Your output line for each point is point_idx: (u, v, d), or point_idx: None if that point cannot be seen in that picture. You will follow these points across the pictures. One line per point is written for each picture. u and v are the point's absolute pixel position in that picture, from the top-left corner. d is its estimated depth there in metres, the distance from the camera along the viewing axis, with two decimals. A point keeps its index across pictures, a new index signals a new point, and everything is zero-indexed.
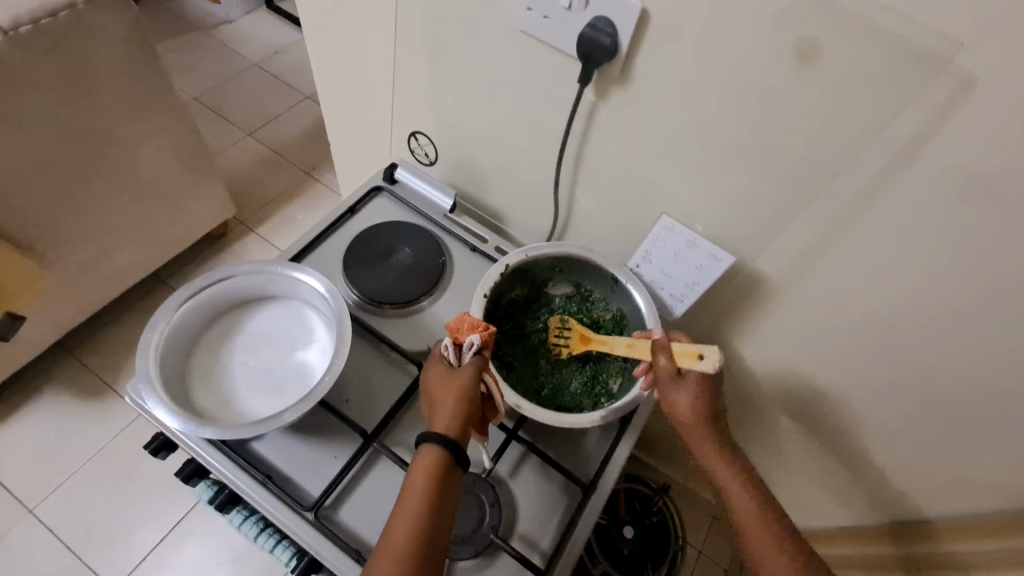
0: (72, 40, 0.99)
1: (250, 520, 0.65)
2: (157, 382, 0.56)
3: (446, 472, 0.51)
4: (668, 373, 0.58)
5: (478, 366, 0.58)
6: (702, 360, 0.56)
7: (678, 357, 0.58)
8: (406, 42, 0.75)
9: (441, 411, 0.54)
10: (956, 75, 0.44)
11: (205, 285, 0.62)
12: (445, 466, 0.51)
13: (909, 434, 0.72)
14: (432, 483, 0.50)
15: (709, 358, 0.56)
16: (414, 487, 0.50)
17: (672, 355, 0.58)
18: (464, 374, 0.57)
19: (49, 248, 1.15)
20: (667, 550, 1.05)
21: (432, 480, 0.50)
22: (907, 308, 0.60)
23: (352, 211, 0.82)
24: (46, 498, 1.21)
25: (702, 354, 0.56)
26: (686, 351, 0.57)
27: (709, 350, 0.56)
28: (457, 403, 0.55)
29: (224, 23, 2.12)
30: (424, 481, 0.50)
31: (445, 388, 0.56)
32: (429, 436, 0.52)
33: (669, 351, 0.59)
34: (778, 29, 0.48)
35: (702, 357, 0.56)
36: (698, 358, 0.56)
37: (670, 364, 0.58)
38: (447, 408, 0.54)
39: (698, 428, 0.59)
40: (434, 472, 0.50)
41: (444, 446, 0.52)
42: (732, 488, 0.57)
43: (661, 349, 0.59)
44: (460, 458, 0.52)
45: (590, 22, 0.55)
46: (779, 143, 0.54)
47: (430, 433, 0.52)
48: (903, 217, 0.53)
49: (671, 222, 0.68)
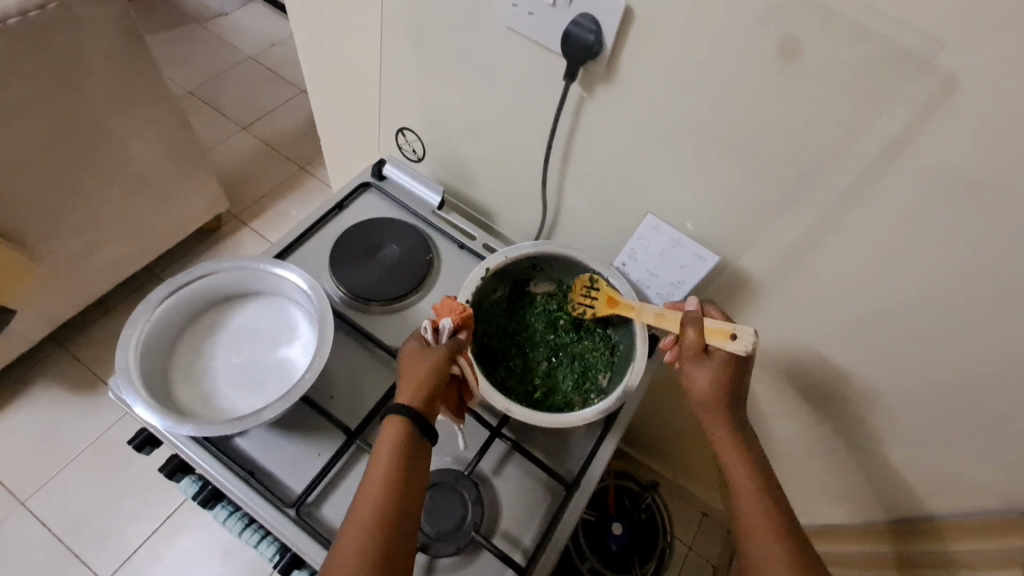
0: (61, 32, 0.98)
1: (236, 515, 0.65)
2: (137, 379, 0.55)
3: (412, 445, 0.52)
4: (693, 348, 0.58)
5: (452, 346, 0.58)
6: (736, 340, 0.56)
7: (709, 334, 0.58)
8: (393, 36, 0.75)
9: (409, 384, 0.55)
10: (940, 75, 0.43)
11: (186, 282, 0.62)
12: (410, 438, 0.52)
13: (894, 434, 0.73)
14: (398, 455, 0.50)
15: (743, 338, 0.55)
16: (380, 458, 0.50)
17: (702, 331, 0.58)
18: (437, 352, 0.57)
19: (39, 241, 1.14)
20: (655, 546, 1.05)
21: (399, 453, 0.51)
22: (890, 308, 0.60)
23: (340, 206, 0.82)
24: (38, 491, 1.21)
25: (736, 334, 0.56)
26: (719, 330, 0.57)
27: (743, 331, 0.56)
28: (426, 379, 0.55)
29: (219, 15, 2.10)
30: (389, 453, 0.51)
31: (415, 364, 0.56)
32: (396, 410, 0.53)
33: (699, 326, 0.58)
34: (759, 30, 0.48)
35: (735, 336, 0.56)
36: (730, 337, 0.56)
37: (698, 339, 0.58)
38: (416, 381, 0.55)
39: (717, 410, 0.57)
40: (401, 444, 0.51)
41: (409, 419, 0.52)
42: (743, 488, 0.53)
43: (693, 322, 0.58)
44: (427, 432, 0.53)
45: (575, 19, 0.55)
46: (764, 142, 0.54)
47: (397, 405, 0.53)
48: (886, 218, 0.53)
49: (656, 221, 0.68)
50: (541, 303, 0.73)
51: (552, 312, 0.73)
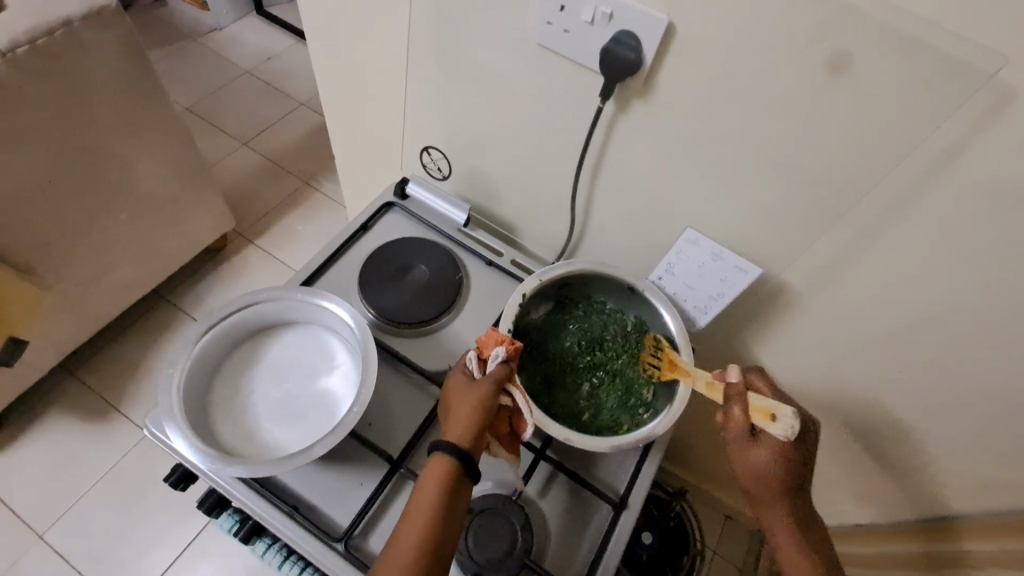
0: (69, 59, 0.97)
1: (275, 548, 0.65)
2: (181, 419, 0.54)
3: (456, 483, 0.52)
4: (740, 427, 0.56)
5: (499, 378, 0.58)
6: (776, 422, 0.53)
7: (753, 412, 0.55)
8: (417, 55, 0.73)
9: (456, 418, 0.55)
10: (998, 86, 0.43)
11: (224, 315, 0.61)
12: (456, 476, 0.52)
13: (937, 442, 0.71)
14: (441, 492, 0.51)
15: (782, 422, 0.53)
16: (423, 495, 0.51)
17: (747, 409, 0.56)
18: (486, 384, 0.58)
19: (49, 269, 1.12)
20: (684, 555, 1.05)
21: (442, 488, 0.51)
22: (932, 318, 0.59)
23: (364, 229, 0.80)
24: (56, 523, 1.19)
25: (775, 415, 0.53)
26: (760, 409, 0.55)
27: (783, 411, 0.53)
28: (473, 414, 0.55)
29: (214, 31, 2.08)
30: (433, 491, 0.51)
31: (462, 397, 0.57)
32: (442, 444, 0.53)
33: (743, 402, 0.56)
34: (810, 45, 0.47)
35: (776, 418, 0.53)
36: (771, 418, 0.54)
37: (744, 418, 0.56)
38: (463, 415, 0.55)
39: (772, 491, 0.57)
40: (446, 480, 0.52)
41: (456, 455, 0.53)
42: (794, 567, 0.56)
43: (737, 398, 0.57)
44: (471, 469, 0.53)
45: (614, 35, 0.54)
46: (810, 155, 0.53)
47: (443, 441, 0.54)
48: (934, 228, 0.52)
49: (695, 235, 0.67)
50: (577, 322, 0.72)
51: (589, 329, 0.72)
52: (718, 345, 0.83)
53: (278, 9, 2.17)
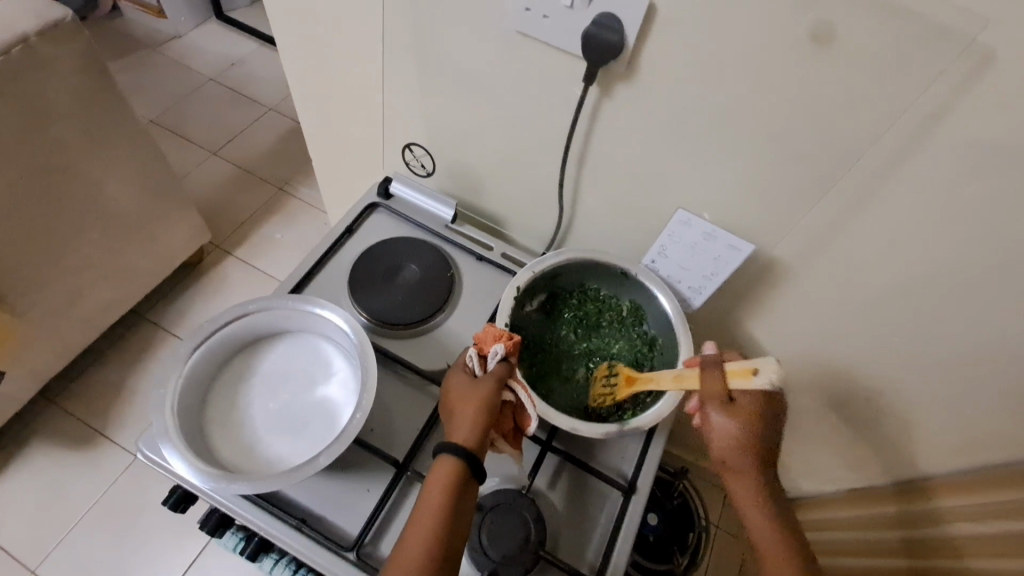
0: (25, 75, 0.92)
1: (282, 563, 0.63)
2: (178, 439, 0.53)
3: (463, 484, 0.51)
4: (716, 396, 0.54)
5: (500, 375, 0.57)
6: (758, 376, 0.50)
7: (730, 376, 0.53)
8: (393, 50, 0.72)
9: (461, 420, 0.54)
10: (978, 50, 0.43)
11: (214, 329, 0.59)
12: (462, 477, 0.51)
13: (928, 402, 0.73)
14: (448, 494, 0.50)
15: (764, 375, 0.50)
16: (429, 499, 0.50)
17: (724, 375, 0.53)
18: (487, 383, 0.57)
19: (20, 296, 1.07)
20: (690, 532, 1.07)
21: (449, 492, 0.50)
22: (919, 283, 0.60)
23: (349, 231, 0.79)
24: (48, 556, 1.15)
25: (757, 369, 0.50)
26: (739, 368, 0.51)
27: (765, 365, 0.50)
28: (476, 414, 0.55)
29: (172, 38, 2.01)
30: (440, 494, 0.50)
31: (464, 397, 0.56)
32: (446, 447, 0.53)
33: (721, 370, 0.54)
34: (793, 19, 0.47)
35: (757, 373, 0.50)
36: (752, 375, 0.50)
37: (721, 385, 0.53)
38: (466, 416, 0.54)
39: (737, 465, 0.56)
40: (452, 483, 0.51)
41: (461, 457, 0.52)
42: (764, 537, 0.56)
43: (713, 366, 0.54)
44: (477, 469, 0.52)
45: (596, 19, 0.54)
46: (796, 129, 0.53)
47: (447, 442, 0.53)
48: (920, 194, 0.53)
49: (687, 216, 0.67)
50: (571, 311, 0.72)
51: (584, 318, 0.72)
52: (711, 323, 0.84)
53: (239, 13, 2.11)
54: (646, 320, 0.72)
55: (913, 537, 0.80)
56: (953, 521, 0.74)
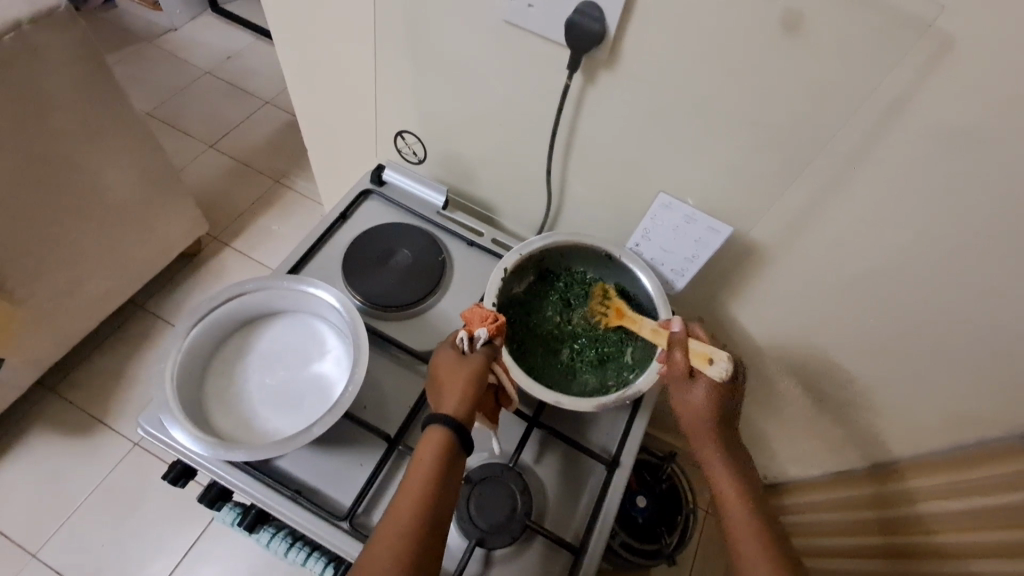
0: (21, 64, 0.93)
1: (279, 537, 0.65)
2: (178, 412, 0.55)
3: (452, 454, 0.54)
4: (680, 370, 0.60)
5: (487, 355, 0.60)
6: (712, 365, 0.58)
7: (692, 356, 0.60)
8: (384, 39, 0.74)
9: (450, 394, 0.57)
10: (938, 35, 0.46)
11: (211, 307, 0.61)
12: (451, 447, 0.54)
13: (904, 383, 0.76)
14: (439, 462, 0.52)
15: (718, 363, 0.58)
16: (420, 467, 0.52)
17: (688, 353, 0.60)
18: (475, 361, 0.59)
19: (19, 284, 1.09)
20: (678, 514, 1.10)
21: (439, 460, 0.53)
22: (891, 264, 0.63)
23: (343, 217, 0.81)
24: (49, 540, 1.17)
25: (712, 358, 0.58)
26: (699, 353, 0.59)
27: (718, 356, 0.58)
28: (464, 389, 0.57)
29: (168, 31, 2.02)
30: (431, 462, 0.52)
31: (453, 373, 0.58)
32: (437, 418, 0.55)
33: (684, 348, 0.60)
34: (765, 6, 0.49)
35: (712, 361, 0.58)
36: (709, 362, 0.58)
37: (685, 362, 0.60)
38: (454, 390, 0.57)
39: (706, 434, 0.60)
40: (441, 452, 0.53)
41: (451, 428, 0.54)
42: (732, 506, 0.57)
43: (678, 345, 0.61)
44: (464, 440, 0.55)
45: (578, 7, 0.56)
46: (769, 114, 0.56)
47: (437, 415, 0.55)
48: (889, 176, 0.56)
49: (668, 200, 0.69)
50: (558, 294, 0.74)
51: (569, 299, 0.74)
52: (697, 307, 0.86)
53: (235, 6, 2.12)
54: (631, 302, 0.74)
55: (889, 517, 0.84)
56: (924, 501, 0.79)
